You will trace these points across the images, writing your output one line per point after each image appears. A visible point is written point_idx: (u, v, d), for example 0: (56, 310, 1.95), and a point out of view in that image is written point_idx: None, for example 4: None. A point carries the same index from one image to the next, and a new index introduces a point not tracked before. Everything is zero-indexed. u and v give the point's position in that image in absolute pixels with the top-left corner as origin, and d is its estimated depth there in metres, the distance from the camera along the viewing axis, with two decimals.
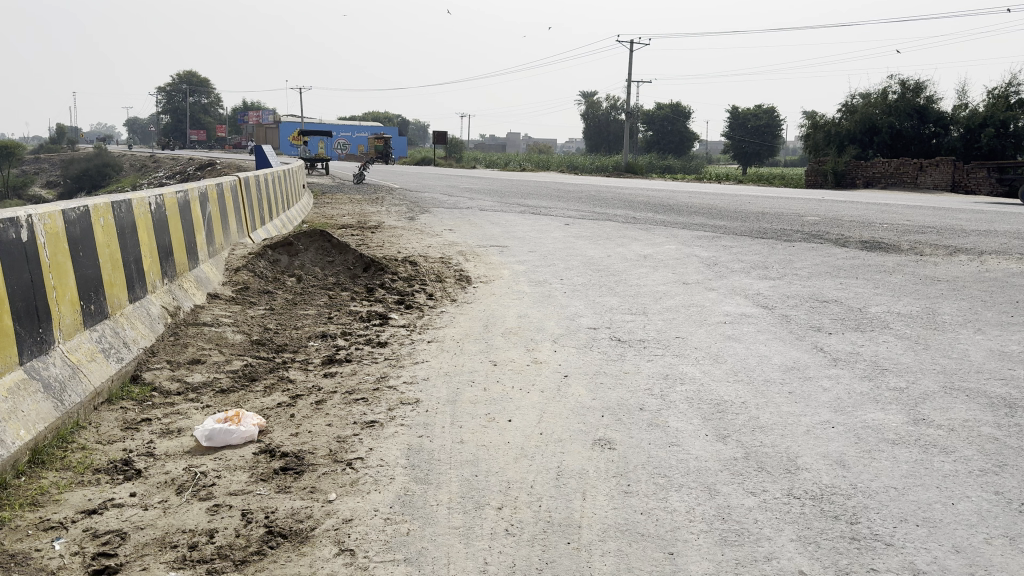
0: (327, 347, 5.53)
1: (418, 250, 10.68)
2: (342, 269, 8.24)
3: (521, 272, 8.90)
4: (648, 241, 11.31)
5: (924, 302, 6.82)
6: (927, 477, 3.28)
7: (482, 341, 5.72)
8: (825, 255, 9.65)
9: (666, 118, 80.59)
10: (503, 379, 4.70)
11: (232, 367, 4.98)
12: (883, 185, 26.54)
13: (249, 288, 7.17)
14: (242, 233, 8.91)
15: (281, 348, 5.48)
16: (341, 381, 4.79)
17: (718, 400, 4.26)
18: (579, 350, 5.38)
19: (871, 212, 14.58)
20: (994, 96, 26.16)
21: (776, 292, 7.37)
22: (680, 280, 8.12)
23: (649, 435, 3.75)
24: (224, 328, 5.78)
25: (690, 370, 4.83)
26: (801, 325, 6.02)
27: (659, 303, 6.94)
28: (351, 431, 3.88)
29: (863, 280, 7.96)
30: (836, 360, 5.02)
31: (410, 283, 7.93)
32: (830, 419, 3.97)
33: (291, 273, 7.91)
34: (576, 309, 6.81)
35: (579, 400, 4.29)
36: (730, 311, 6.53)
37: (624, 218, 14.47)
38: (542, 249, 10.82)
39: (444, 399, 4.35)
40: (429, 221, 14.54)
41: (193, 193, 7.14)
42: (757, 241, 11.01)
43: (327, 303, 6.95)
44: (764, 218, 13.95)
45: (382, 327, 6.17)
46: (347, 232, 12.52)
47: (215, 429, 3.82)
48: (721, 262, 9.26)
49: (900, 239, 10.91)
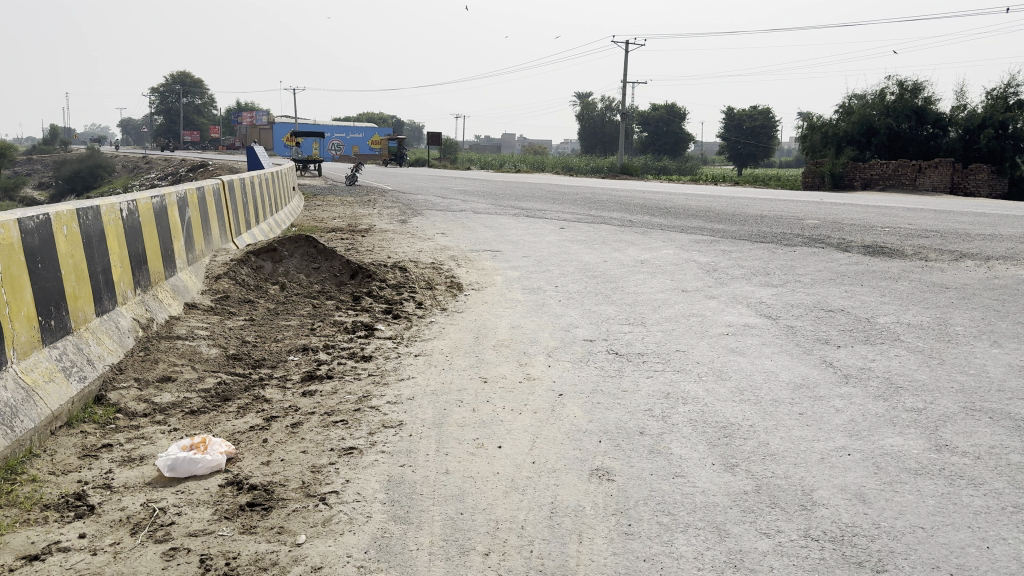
0: (308, 362, 5.23)
1: (408, 255, 10.37)
2: (328, 275, 7.93)
3: (514, 279, 8.60)
4: (645, 245, 11.03)
5: (934, 312, 6.54)
6: (957, 515, 2.99)
7: (472, 354, 5.42)
8: (828, 261, 9.37)
9: (661, 119, 80.38)
10: (494, 398, 4.40)
11: (205, 386, 4.68)
12: (881, 187, 26.32)
13: (229, 297, 6.87)
14: (225, 238, 8.60)
15: (258, 363, 5.18)
16: (320, 401, 4.49)
17: (724, 423, 3.97)
18: (575, 365, 5.09)
19: (872, 215, 14.33)
20: (993, 97, 25.99)
21: (779, 301, 7.08)
22: (679, 287, 7.83)
23: (651, 464, 3.45)
24: (199, 341, 5.48)
25: (693, 389, 4.54)
26: (808, 337, 5.73)
27: (658, 313, 6.65)
28: (327, 460, 3.58)
29: (868, 288, 7.68)
30: (848, 377, 4.73)
31: (399, 291, 7.63)
32: (846, 445, 3.68)
33: (274, 281, 7.60)
34: (571, 319, 6.50)
35: (574, 422, 3.99)
36: (732, 322, 6.24)
37: (620, 221, 14.18)
38: (536, 253, 10.52)
39: (429, 422, 4.05)
40: (421, 225, 14.23)
41: (172, 198, 6.83)
42: (757, 246, 10.73)
43: (311, 313, 6.64)
44: (763, 222, 13.67)
45: (367, 340, 5.86)
46: (336, 236, 12.21)
47: (179, 458, 3.53)
48: (720, 268, 8.98)
49: (904, 243, 10.64)
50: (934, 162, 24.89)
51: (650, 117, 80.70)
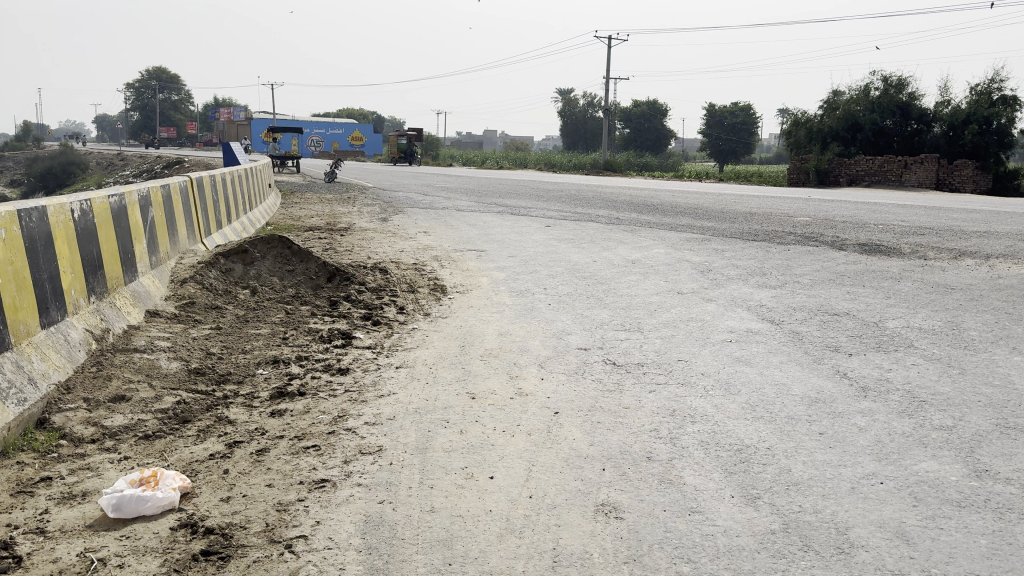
0: (278, 377, 4.80)
1: (389, 255, 9.92)
2: (303, 278, 7.47)
3: (501, 281, 8.20)
4: (634, 244, 10.66)
5: (944, 315, 6.19)
6: (1015, 559, 2.61)
7: (458, 366, 5.01)
8: (824, 260, 9.03)
9: (644, 115, 80.18)
10: (483, 418, 3.99)
11: (163, 406, 4.25)
12: (867, 183, 26.18)
13: (195, 303, 6.41)
14: (193, 239, 8.13)
15: (223, 380, 4.75)
16: (290, 422, 4.08)
17: (739, 446, 3.58)
18: (570, 378, 4.68)
19: (864, 212, 14.04)
20: (977, 93, 25.93)
21: (780, 304, 6.71)
22: (674, 290, 7.45)
23: (662, 498, 3.05)
24: (159, 354, 5.03)
25: (701, 405, 4.14)
26: (816, 344, 5.36)
27: (655, 318, 6.26)
28: (295, 495, 3.18)
29: (871, 289, 7.34)
30: (866, 390, 4.35)
31: (379, 295, 7.19)
32: (875, 472, 3.30)
33: (245, 285, 7.14)
34: (563, 325, 6.10)
35: (573, 447, 3.59)
36: (734, 328, 5.85)
37: (606, 219, 13.79)
38: (522, 253, 10.11)
39: (412, 446, 3.64)
40: (402, 223, 13.77)
41: (133, 197, 6.36)
42: (749, 244, 10.39)
43: (282, 320, 6.20)
44: (753, 219, 13.33)
45: (343, 350, 5.43)
46: (313, 235, 11.73)
47: (125, 496, 3.10)
48: (715, 268, 8.61)
49: (900, 242, 10.33)
50: (919, 158, 25.08)
51: (632, 113, 80.49)
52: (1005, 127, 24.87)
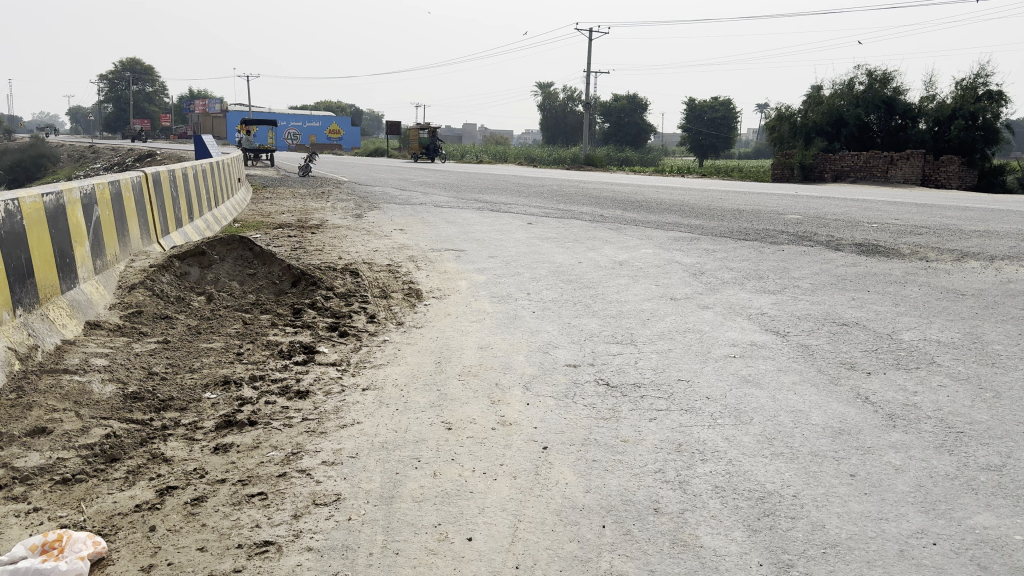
0: (228, 403, 4.23)
1: (361, 255, 9.32)
2: (265, 282, 6.86)
3: (480, 285, 7.65)
4: (621, 243, 10.16)
5: (961, 325, 5.72)
6: None
7: (433, 388, 4.46)
8: (822, 262, 8.56)
9: (625, 109, 79.97)
10: (461, 456, 3.44)
11: (88, 440, 3.65)
12: (852, 179, 25.91)
13: (143, 312, 5.80)
14: (147, 239, 7.51)
15: (163, 407, 4.16)
16: (236, 461, 3.51)
17: (761, 493, 3.07)
18: (559, 403, 4.14)
19: (856, 209, 13.65)
20: (962, 87, 25.72)
21: (782, 311, 6.20)
22: (667, 295, 6.94)
23: (678, 568, 2.52)
24: (92, 375, 4.42)
25: (710, 438, 3.61)
26: (829, 360, 4.86)
27: (648, 328, 5.74)
28: (230, 564, 2.61)
29: (876, 295, 6.85)
30: (894, 419, 3.85)
31: (348, 301, 6.61)
32: (924, 529, 2.79)
33: (200, 291, 6.52)
34: (549, 338, 5.55)
35: (566, 494, 3.05)
36: (736, 340, 5.33)
37: (591, 216, 13.28)
38: (504, 253, 9.55)
39: (376, 493, 3.09)
40: (377, 220, 13.15)
41: (74, 195, 5.71)
42: (742, 243, 9.92)
43: (239, 331, 5.61)
44: (742, 217, 12.85)
45: (304, 367, 4.86)
46: (282, 234, 11.11)
47: (20, 570, 2.57)
48: (708, 271, 8.11)
49: (897, 241, 9.91)
50: (905, 153, 24.87)
51: (611, 107, 80.00)
52: (990, 123, 24.68)
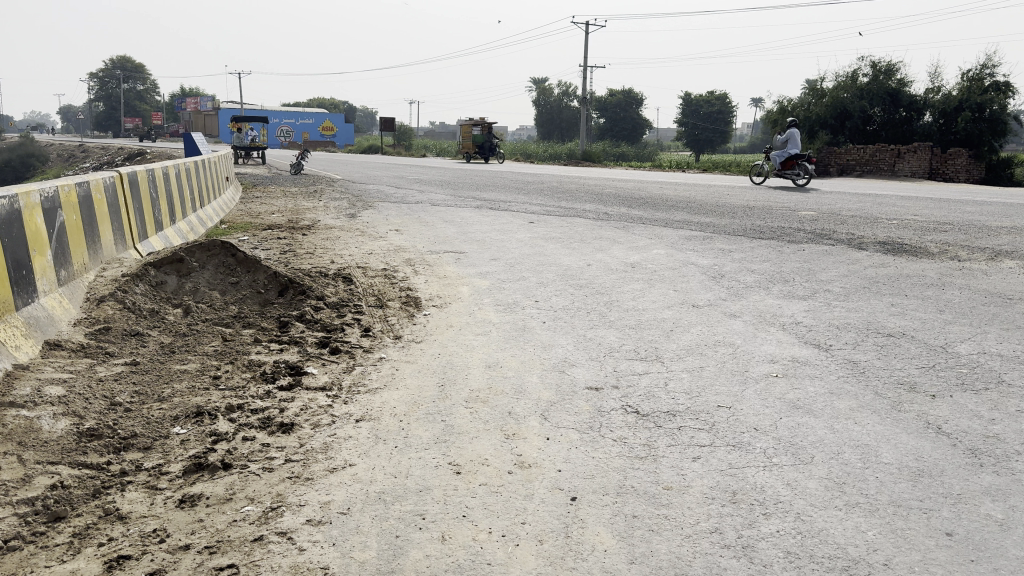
0: (200, 441, 3.65)
1: (356, 259, 8.73)
2: (249, 291, 6.26)
3: (483, 291, 7.08)
4: (630, 243, 9.60)
5: (1019, 335, 5.17)
6: None
7: (435, 418, 3.87)
8: (849, 262, 8.00)
9: (620, 104, 79.50)
10: (474, 511, 2.87)
11: (29, 494, 3.06)
12: (858, 173, 25.43)
13: (111, 328, 5.20)
14: (121, 245, 6.91)
15: (124, 447, 3.58)
16: (205, 521, 2.92)
17: (845, 563, 2.50)
18: (584, 437, 3.56)
19: (872, 204, 13.11)
20: (968, 78, 25.20)
21: (819, 320, 5.64)
22: (688, 302, 6.38)
23: None
24: (44, 408, 3.83)
25: (768, 484, 3.05)
26: (885, 381, 4.30)
27: (673, 342, 5.18)
28: None
29: (916, 300, 6.29)
30: (979, 456, 3.29)
31: (340, 313, 6.03)
32: None
33: (177, 302, 5.92)
34: (564, 354, 4.98)
35: (606, 568, 2.47)
36: (775, 356, 4.77)
37: (595, 214, 12.72)
38: (507, 256, 8.96)
39: (371, 567, 2.51)
40: (372, 220, 12.55)
41: (34, 199, 5.11)
42: (759, 243, 9.36)
43: (217, 349, 5.02)
44: (754, 214, 12.30)
45: (290, 393, 4.28)
46: (271, 236, 10.51)
47: None
48: (728, 273, 7.56)
49: (921, 239, 9.38)
50: (912, 146, 24.43)
51: (608, 103, 79.39)
52: (998, 115, 24.21)
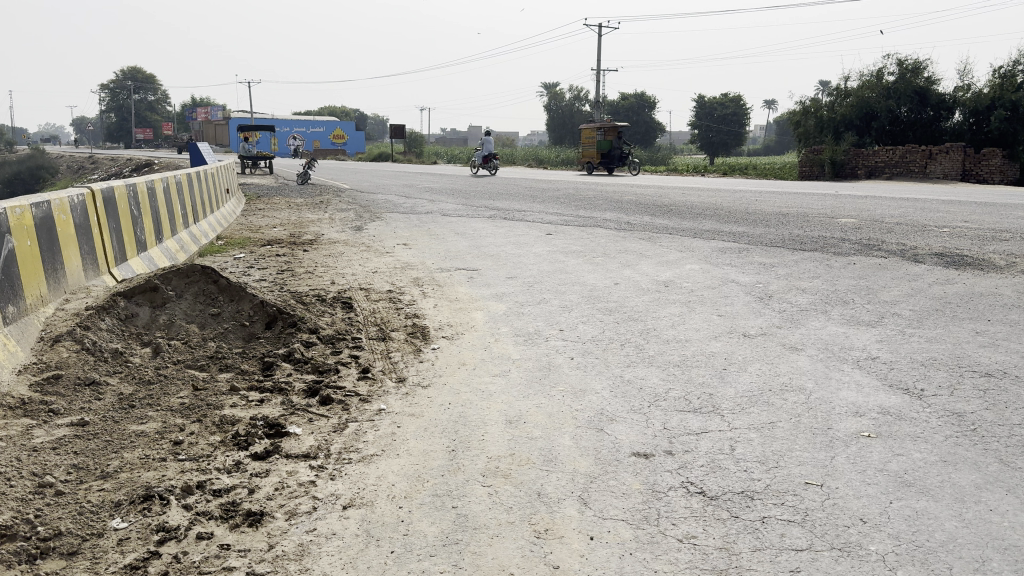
0: (141, 542, 2.82)
1: (358, 279, 7.93)
2: (232, 325, 5.44)
3: (500, 317, 6.26)
4: (660, 257, 8.79)
5: None
6: None
7: (443, 504, 3.02)
8: (909, 278, 7.15)
9: (633, 109, 78.86)
10: None
11: None
12: (888, 175, 24.59)
13: (64, 376, 4.38)
14: (90, 271, 6.08)
15: (43, 554, 2.75)
16: None
17: None
18: (641, 534, 2.72)
19: (914, 210, 12.25)
20: (1000, 75, 24.18)
21: (897, 354, 4.80)
22: (736, 330, 5.54)
23: None
24: None
25: None
26: (1007, 443, 3.44)
27: (732, 385, 4.32)
28: None
29: (1003, 326, 5.44)
30: None
31: (335, 349, 5.21)
32: None
33: (148, 341, 5.10)
34: (599, 402, 4.15)
35: None
36: (860, 406, 3.91)
37: (617, 224, 11.90)
38: (524, 273, 8.16)
39: None
40: (379, 233, 11.77)
41: None
42: (802, 255, 8.52)
43: (185, 403, 4.20)
44: (789, 222, 11.45)
45: (265, 465, 3.45)
46: (269, 253, 9.73)
47: None
48: (775, 292, 6.71)
49: (981, 249, 8.52)
50: (944, 147, 23.50)
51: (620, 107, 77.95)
52: None
